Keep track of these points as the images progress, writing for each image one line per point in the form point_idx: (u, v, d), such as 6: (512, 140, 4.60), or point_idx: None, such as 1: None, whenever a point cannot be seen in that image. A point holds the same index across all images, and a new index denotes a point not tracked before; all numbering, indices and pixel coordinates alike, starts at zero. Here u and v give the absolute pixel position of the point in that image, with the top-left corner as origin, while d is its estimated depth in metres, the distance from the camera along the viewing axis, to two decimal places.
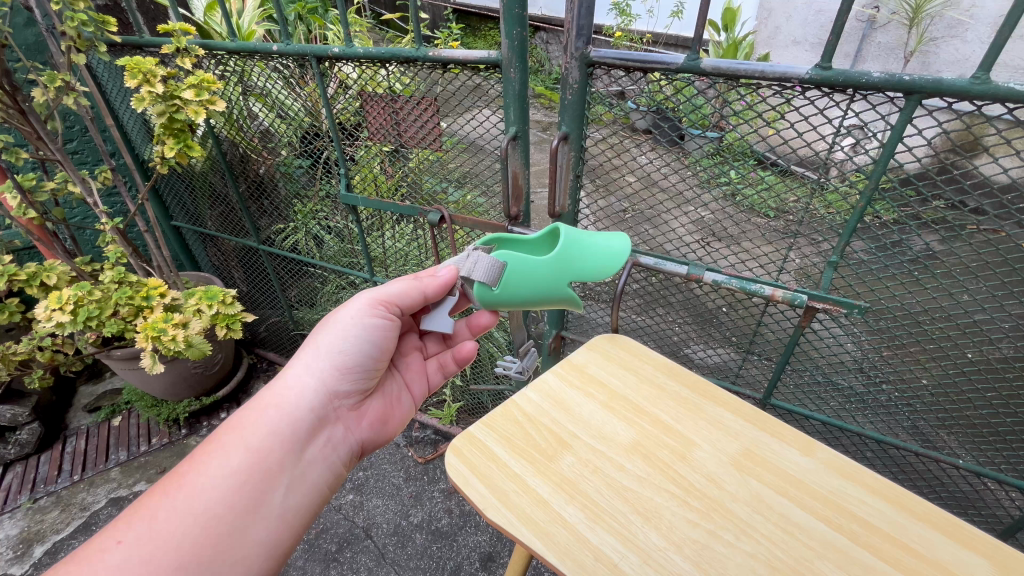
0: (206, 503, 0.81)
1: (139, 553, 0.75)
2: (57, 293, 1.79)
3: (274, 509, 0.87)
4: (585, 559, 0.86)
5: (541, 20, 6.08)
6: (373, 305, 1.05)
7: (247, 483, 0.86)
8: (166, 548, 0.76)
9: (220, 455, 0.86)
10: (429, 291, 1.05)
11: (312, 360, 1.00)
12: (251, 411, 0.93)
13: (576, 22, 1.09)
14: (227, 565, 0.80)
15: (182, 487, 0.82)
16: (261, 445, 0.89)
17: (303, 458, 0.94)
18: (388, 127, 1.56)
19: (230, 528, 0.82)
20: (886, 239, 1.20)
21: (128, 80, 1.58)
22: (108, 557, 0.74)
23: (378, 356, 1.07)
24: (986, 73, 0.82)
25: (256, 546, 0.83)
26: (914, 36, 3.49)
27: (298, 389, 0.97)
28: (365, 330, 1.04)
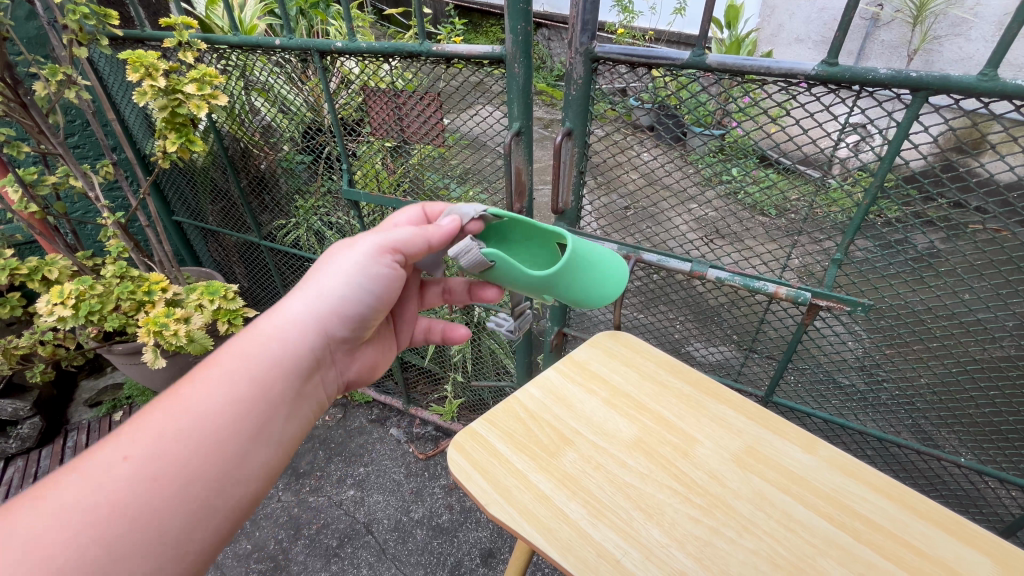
0: (212, 427, 0.72)
1: (145, 473, 0.66)
2: (59, 287, 1.78)
3: (278, 437, 0.78)
4: (587, 555, 0.86)
5: (543, 17, 6.07)
6: (380, 252, 0.90)
7: (255, 411, 0.76)
8: (172, 467, 0.67)
9: (223, 379, 0.75)
10: (434, 241, 0.95)
11: (316, 292, 0.87)
12: (251, 337, 0.81)
13: (581, 17, 1.09)
14: (234, 487, 0.72)
15: (181, 408, 0.71)
16: (266, 374, 0.79)
17: (305, 389, 0.84)
18: (391, 123, 1.55)
19: (239, 452, 0.73)
20: (890, 237, 1.20)
21: (130, 73, 1.57)
22: (111, 475, 0.64)
23: (380, 307, 0.94)
24: (995, 70, 0.82)
25: (260, 470, 0.76)
26: (918, 34, 3.48)
27: (301, 320, 0.84)
28: (373, 274, 0.90)
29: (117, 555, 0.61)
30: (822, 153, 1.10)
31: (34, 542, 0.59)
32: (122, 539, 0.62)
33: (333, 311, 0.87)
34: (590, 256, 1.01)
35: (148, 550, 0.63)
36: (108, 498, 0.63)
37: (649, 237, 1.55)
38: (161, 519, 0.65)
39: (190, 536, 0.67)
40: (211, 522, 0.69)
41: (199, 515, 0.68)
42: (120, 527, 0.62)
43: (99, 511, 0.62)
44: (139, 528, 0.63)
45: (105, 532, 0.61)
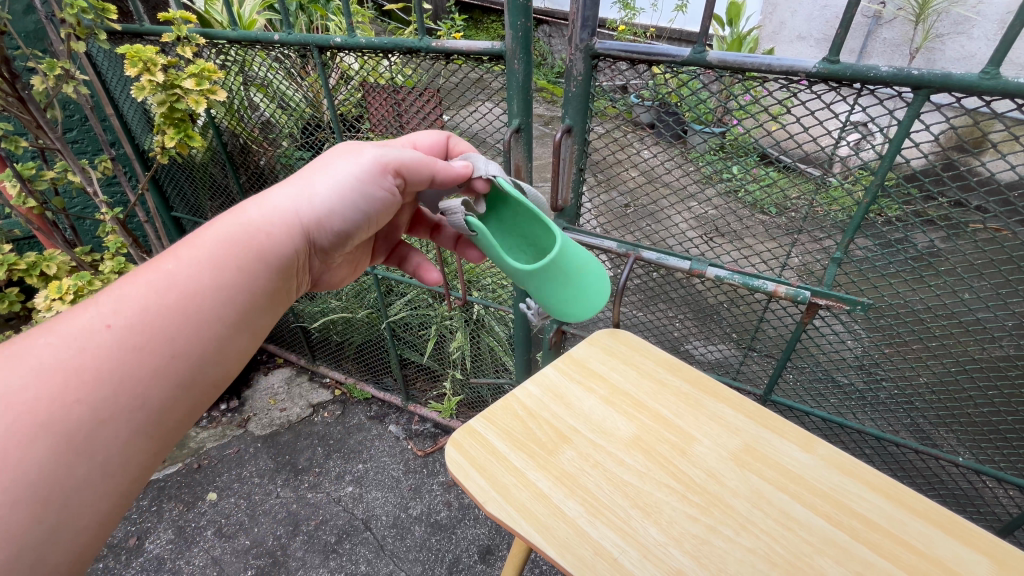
0: (196, 308, 0.72)
1: (129, 342, 0.66)
2: (57, 282, 1.78)
3: (254, 327, 0.80)
4: (585, 554, 0.86)
5: (544, 14, 6.05)
6: (382, 170, 0.93)
7: (238, 298, 0.77)
8: (157, 340, 0.68)
9: (208, 261, 0.75)
10: (439, 176, 1.02)
11: (310, 190, 0.88)
12: (236, 224, 0.80)
13: (582, 13, 1.08)
14: (212, 368, 0.73)
15: (165, 284, 0.71)
16: (251, 263, 0.79)
17: (283, 285, 0.85)
18: (391, 119, 1.55)
19: (220, 335, 0.74)
20: (891, 236, 1.20)
21: (128, 68, 1.57)
22: (95, 340, 0.65)
23: (367, 223, 0.96)
24: (997, 68, 0.81)
25: (235, 358, 0.77)
26: (920, 32, 3.47)
27: (290, 215, 0.85)
28: (369, 189, 0.93)
29: (98, 420, 0.63)
30: (822, 151, 1.10)
31: (13, 399, 0.59)
32: (105, 403, 0.63)
33: (320, 215, 0.88)
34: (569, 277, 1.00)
35: (128, 417, 0.65)
36: (91, 362, 0.64)
37: (649, 234, 1.55)
38: (142, 390, 0.66)
39: (168, 409, 0.69)
40: (188, 399, 0.71)
41: (178, 391, 0.70)
42: (102, 392, 0.63)
43: (82, 375, 0.63)
44: (120, 396, 0.64)
45: (87, 396, 0.62)
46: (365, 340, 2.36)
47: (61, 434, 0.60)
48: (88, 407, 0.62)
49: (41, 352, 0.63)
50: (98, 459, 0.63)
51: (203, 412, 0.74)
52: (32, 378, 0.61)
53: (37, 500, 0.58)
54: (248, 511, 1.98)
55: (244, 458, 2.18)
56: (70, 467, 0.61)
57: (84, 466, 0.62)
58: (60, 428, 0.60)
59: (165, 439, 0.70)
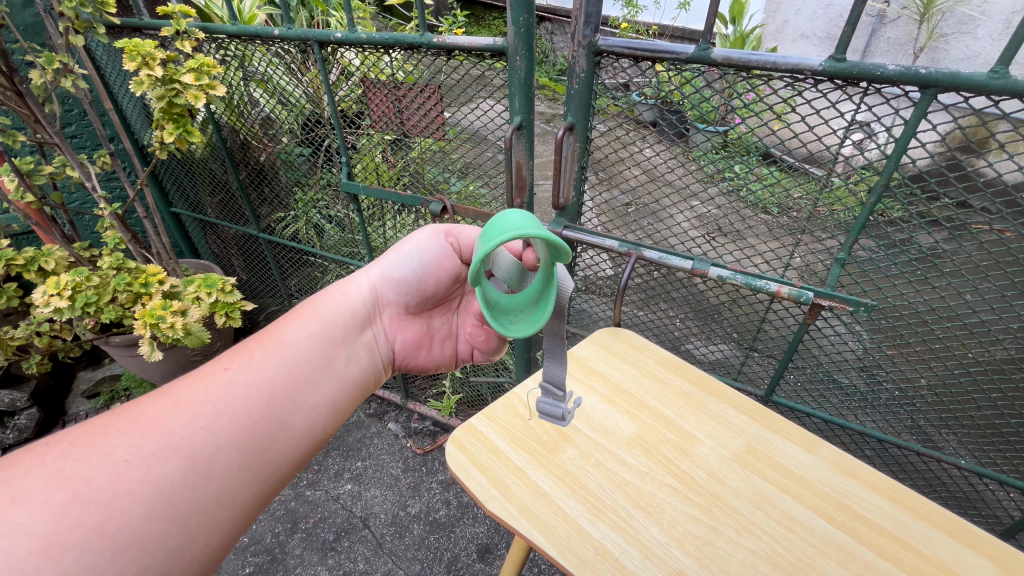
0: (292, 353, 0.84)
1: (242, 380, 0.77)
2: (55, 278, 1.76)
3: (339, 373, 0.88)
4: (585, 553, 0.85)
5: (546, 11, 6.04)
6: (436, 235, 1.05)
7: (323, 346, 0.88)
8: (260, 382, 0.78)
9: (300, 320, 0.90)
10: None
11: (383, 261, 1.02)
12: (323, 296, 0.97)
13: (585, 9, 1.07)
14: (306, 408, 0.81)
15: (268, 339, 0.85)
16: (331, 319, 0.92)
17: (360, 340, 0.95)
18: (391, 115, 1.53)
19: (310, 377, 0.84)
20: (894, 237, 1.18)
21: (127, 62, 1.55)
22: (216, 379, 0.75)
23: (427, 284, 1.03)
24: (1006, 68, 0.80)
25: (325, 403, 0.84)
26: (925, 32, 3.45)
27: (364, 284, 0.99)
28: (426, 252, 1.03)
29: (216, 446, 0.69)
30: (828, 151, 1.07)
31: (151, 428, 0.67)
32: (221, 432, 0.70)
33: (386, 280, 1.01)
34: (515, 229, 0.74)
35: (238, 450, 0.71)
36: (214, 397, 0.73)
37: (651, 232, 1.53)
38: (252, 423, 0.74)
39: (273, 444, 0.75)
40: (288, 437, 0.77)
41: (280, 426, 0.76)
42: (221, 421, 0.71)
43: (205, 408, 0.71)
44: (233, 427, 0.72)
45: (209, 424, 0.70)
46: None
47: (187, 457, 0.66)
48: (209, 435, 0.69)
49: (176, 391, 0.73)
50: (214, 485, 0.67)
51: (302, 457, 0.79)
52: (169, 409, 0.70)
53: (159, 518, 0.62)
54: None
55: None
56: (192, 489, 0.65)
57: (202, 490, 0.66)
58: (185, 451, 0.67)
59: (270, 479, 0.74)
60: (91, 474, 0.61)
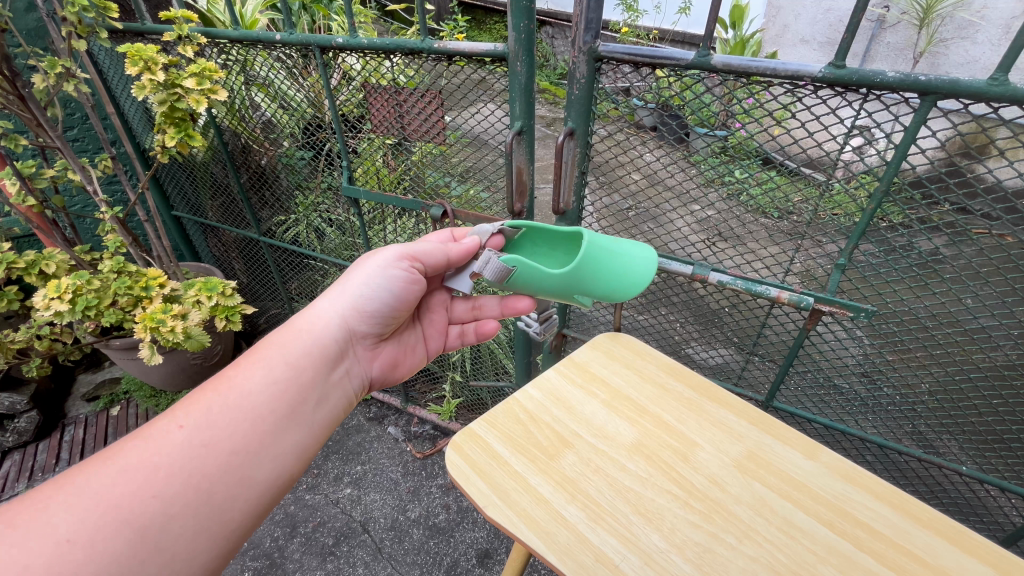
0: (254, 403, 0.84)
1: (200, 438, 0.77)
2: (55, 282, 1.75)
3: (309, 420, 0.89)
4: (585, 558, 0.85)
5: (546, 16, 6.08)
6: (398, 259, 1.05)
7: (288, 391, 0.89)
8: (221, 436, 0.78)
9: (265, 363, 0.89)
10: (452, 256, 1.07)
11: (344, 291, 1.03)
12: (283, 336, 0.94)
13: (586, 15, 1.07)
14: (269, 461, 0.81)
15: (227, 387, 0.84)
16: (298, 359, 0.92)
17: (332, 378, 0.97)
18: (392, 120, 1.53)
19: (275, 429, 0.84)
20: (895, 242, 1.18)
21: (129, 67, 1.56)
22: (170, 440, 0.75)
23: (397, 307, 1.07)
24: (1006, 75, 0.80)
25: (292, 450, 0.85)
26: (924, 37, 3.46)
27: (330, 316, 1.00)
28: (390, 280, 1.04)
29: (169, 514, 0.70)
30: (828, 156, 1.07)
31: (98, 499, 0.67)
32: (175, 498, 0.71)
33: (354, 312, 1.02)
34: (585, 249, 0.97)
35: (194, 514, 0.72)
36: (168, 459, 0.73)
37: (652, 237, 1.53)
38: (209, 483, 0.74)
39: (232, 503, 0.76)
40: (249, 493, 0.78)
41: (240, 483, 0.77)
42: (173, 486, 0.72)
43: (157, 474, 0.72)
44: (188, 490, 0.72)
45: (161, 491, 0.70)
46: None
47: (136, 529, 0.67)
48: (160, 503, 0.70)
49: (125, 454, 0.72)
50: (167, 555, 0.68)
51: (264, 509, 0.80)
52: (115, 478, 0.69)
53: None
54: None
55: None
56: (141, 563, 0.66)
57: (152, 562, 0.67)
58: (136, 524, 0.67)
59: (231, 538, 0.75)
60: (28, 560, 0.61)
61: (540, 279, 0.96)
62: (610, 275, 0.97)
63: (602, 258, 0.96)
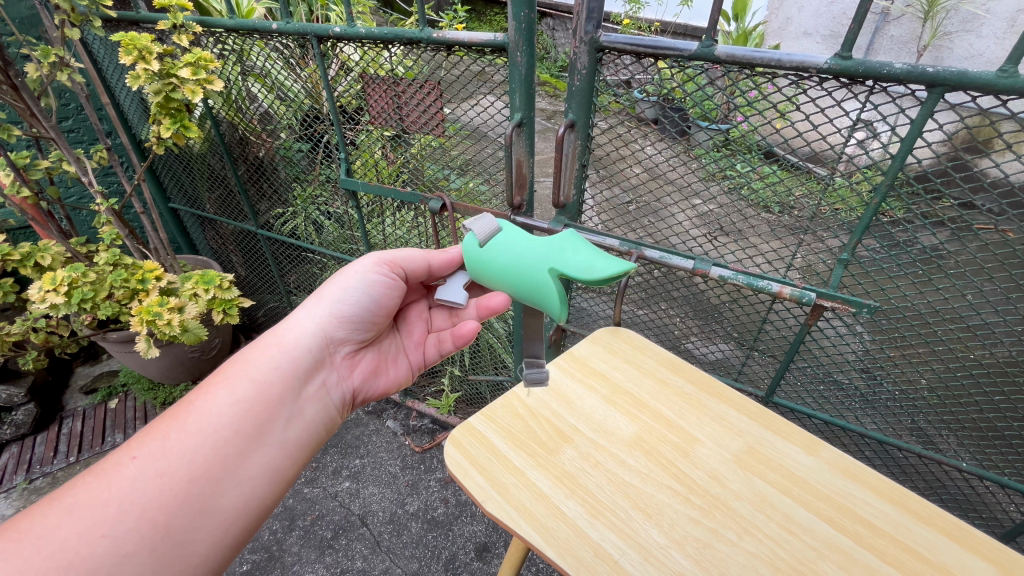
0: (214, 428, 0.84)
1: (153, 468, 0.78)
2: (51, 274, 1.74)
3: (278, 439, 0.90)
4: (585, 555, 0.84)
5: (548, 6, 6.03)
6: (378, 264, 1.07)
7: (253, 410, 0.89)
8: (179, 464, 0.79)
9: (226, 386, 0.89)
10: (434, 263, 1.12)
11: (315, 303, 1.03)
12: (248, 354, 0.95)
13: (587, 4, 1.05)
14: (233, 487, 0.82)
15: (185, 413, 0.85)
16: (263, 378, 0.93)
17: (304, 394, 0.97)
18: (391, 111, 1.51)
19: (239, 451, 0.85)
20: (897, 237, 1.16)
21: (123, 56, 1.53)
22: (122, 473, 0.76)
23: (376, 312, 1.08)
24: (1015, 66, 0.78)
25: (260, 474, 0.86)
26: (929, 30, 3.43)
27: (299, 333, 1.00)
28: (363, 287, 1.05)
29: (119, 554, 0.71)
30: (832, 150, 1.06)
31: (45, 543, 0.69)
32: (127, 535, 0.72)
33: (326, 327, 1.02)
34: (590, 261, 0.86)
35: (150, 551, 0.73)
36: (121, 493, 0.75)
37: (652, 230, 1.51)
38: (166, 517, 0.75)
39: (191, 536, 0.77)
40: (211, 522, 0.79)
41: (202, 512, 0.78)
42: (123, 526, 0.72)
43: (108, 511, 0.73)
44: (143, 525, 0.74)
45: (110, 530, 0.72)
46: None
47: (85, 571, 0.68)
48: (110, 543, 0.71)
49: (74, 495, 0.74)
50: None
51: (234, 535, 0.81)
52: (63, 519, 0.71)
53: None
54: None
55: None
56: None
57: None
58: (84, 565, 0.68)
59: (196, 570, 0.76)
60: None
61: (519, 249, 0.90)
62: (597, 261, 0.84)
63: (590, 253, 0.88)
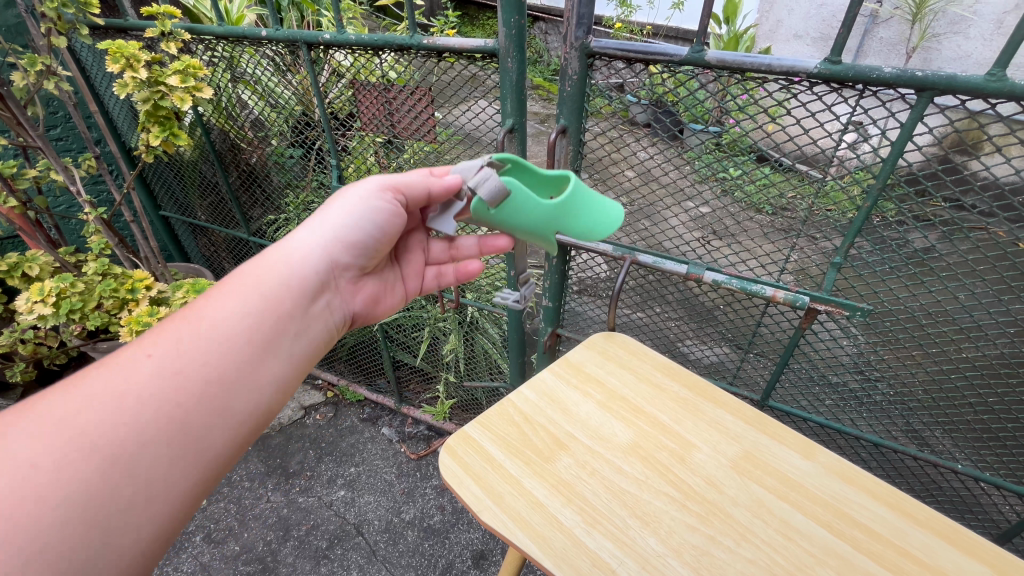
0: (229, 332, 0.77)
1: (169, 367, 0.70)
2: (39, 284, 1.73)
3: (290, 350, 0.83)
4: (582, 564, 0.83)
5: (541, 11, 6.07)
6: (383, 190, 0.97)
7: (265, 321, 0.81)
8: (194, 364, 0.72)
9: (238, 293, 0.81)
10: (434, 190, 1.00)
11: (322, 220, 0.93)
12: (256, 267, 0.85)
13: (577, 10, 1.05)
14: (247, 393, 0.76)
15: (197, 317, 0.77)
16: (276, 291, 0.84)
17: (314, 310, 0.89)
18: (382, 118, 1.50)
19: (254, 359, 0.78)
20: (888, 237, 1.16)
21: (110, 64, 1.51)
22: (137, 369, 0.69)
23: (382, 240, 0.99)
24: (1003, 70, 0.79)
25: (273, 382, 0.79)
26: (917, 32, 3.46)
27: (305, 249, 0.90)
28: (371, 210, 0.95)
29: (140, 443, 0.65)
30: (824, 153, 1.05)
31: (60, 427, 0.62)
32: (146, 428, 0.66)
33: (337, 245, 0.93)
34: (589, 209, 0.95)
35: (170, 443, 0.67)
36: (137, 388, 0.68)
37: (646, 235, 1.51)
38: (184, 414, 0.69)
39: (210, 434, 0.70)
40: (227, 424, 0.73)
41: (219, 413, 0.72)
42: (143, 416, 0.66)
43: (124, 402, 0.66)
44: (159, 420, 0.67)
45: (130, 419, 0.65)
46: (358, 343, 2.34)
47: (105, 457, 0.62)
48: (128, 432, 0.65)
49: (88, 383, 0.67)
50: (141, 484, 0.64)
51: (247, 439, 0.75)
52: (78, 406, 0.64)
53: (75, 525, 0.59)
54: (237, 515, 1.95)
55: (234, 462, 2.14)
56: (114, 492, 0.62)
57: (127, 489, 0.63)
58: (105, 451, 0.63)
59: (211, 469, 0.70)
60: None
61: (528, 206, 0.93)
62: (596, 212, 0.96)
63: (592, 200, 0.95)
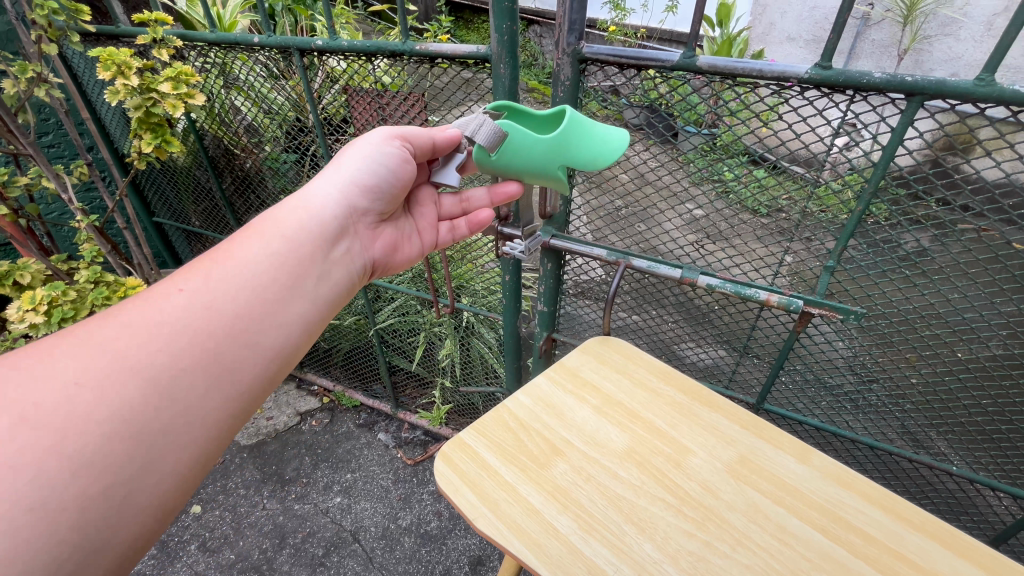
0: (255, 272, 0.80)
1: (201, 300, 0.74)
2: (30, 293, 1.71)
3: (313, 291, 0.86)
4: (578, 572, 0.83)
5: (535, 14, 6.08)
6: (390, 138, 0.98)
7: (288, 263, 0.84)
8: (224, 299, 0.75)
9: (261, 237, 0.84)
10: (438, 140, 1.02)
11: (336, 170, 0.95)
12: (278, 212, 0.88)
13: (569, 16, 1.05)
14: (274, 328, 0.79)
15: (224, 257, 0.80)
16: (296, 234, 0.87)
17: (334, 255, 0.92)
18: (375, 123, 1.50)
19: (279, 298, 0.80)
20: (880, 239, 1.17)
21: (101, 71, 1.51)
22: (170, 301, 0.73)
23: (396, 187, 1.00)
24: (992, 74, 0.79)
25: (298, 321, 0.82)
26: (908, 34, 3.49)
27: (323, 197, 0.93)
28: (382, 157, 0.97)
29: (177, 368, 0.68)
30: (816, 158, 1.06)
31: (103, 348, 0.66)
32: (182, 354, 0.69)
33: (352, 193, 0.95)
34: (589, 137, 0.93)
35: (204, 370, 0.70)
36: (171, 318, 0.71)
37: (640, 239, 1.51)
38: (216, 345, 0.72)
39: (239, 365, 0.74)
40: (254, 357, 0.76)
41: (248, 346, 0.75)
42: (178, 343, 0.70)
43: (161, 330, 0.70)
44: (194, 349, 0.70)
45: (166, 346, 0.69)
46: (354, 348, 2.33)
47: (146, 378, 0.66)
48: (166, 357, 0.68)
49: (127, 313, 0.71)
50: (178, 408, 0.67)
51: (273, 375, 0.78)
52: (119, 331, 0.68)
53: (121, 438, 0.62)
54: (232, 523, 1.93)
55: (229, 469, 2.13)
56: (154, 411, 0.65)
57: (166, 411, 0.66)
58: (145, 373, 0.66)
59: (241, 399, 0.73)
60: (38, 399, 0.61)
61: (526, 146, 0.93)
62: (595, 141, 0.92)
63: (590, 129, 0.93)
